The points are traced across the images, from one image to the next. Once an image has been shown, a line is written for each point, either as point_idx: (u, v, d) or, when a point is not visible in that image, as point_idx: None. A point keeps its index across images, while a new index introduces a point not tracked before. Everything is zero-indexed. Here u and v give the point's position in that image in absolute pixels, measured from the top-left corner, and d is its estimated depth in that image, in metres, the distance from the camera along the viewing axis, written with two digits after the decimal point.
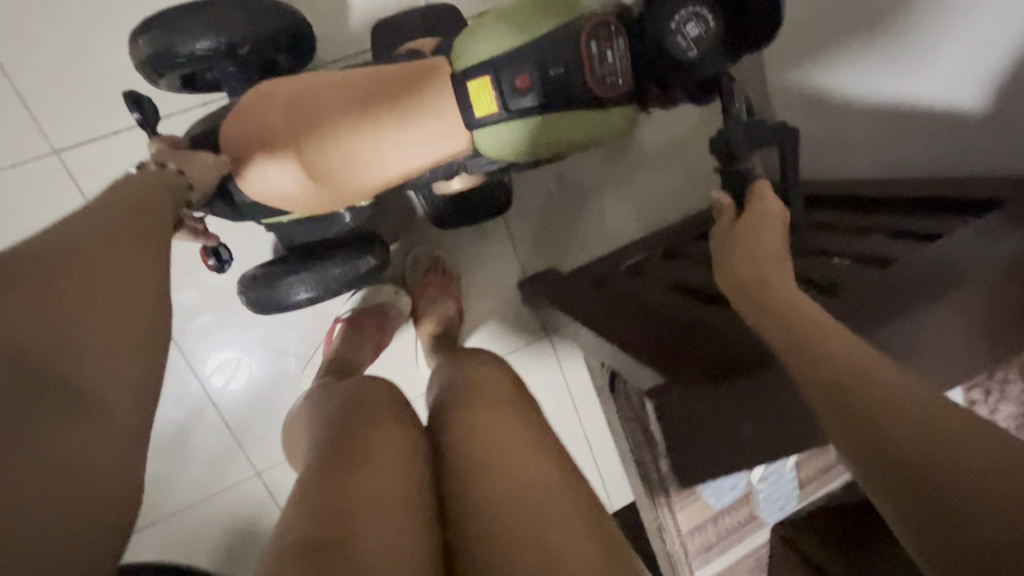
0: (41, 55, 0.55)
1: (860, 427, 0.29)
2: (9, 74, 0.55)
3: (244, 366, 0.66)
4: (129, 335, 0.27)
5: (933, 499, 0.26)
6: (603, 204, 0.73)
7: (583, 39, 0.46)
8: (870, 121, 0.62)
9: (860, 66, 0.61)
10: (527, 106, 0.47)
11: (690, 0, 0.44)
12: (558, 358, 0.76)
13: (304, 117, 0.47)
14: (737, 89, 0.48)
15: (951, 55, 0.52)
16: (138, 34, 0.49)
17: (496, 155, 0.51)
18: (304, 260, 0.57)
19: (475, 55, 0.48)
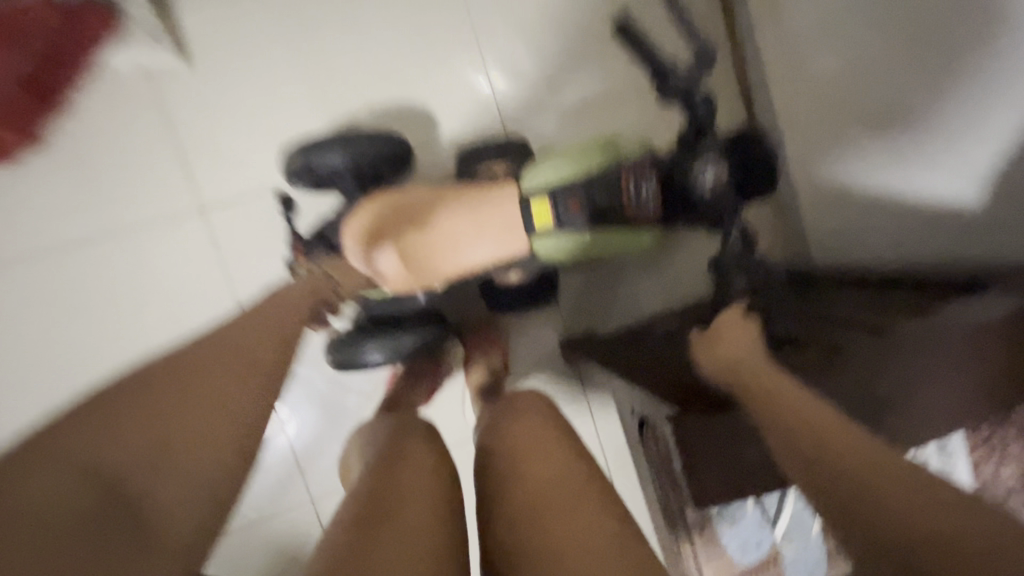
0: (220, 166, 0.78)
1: (817, 452, 0.34)
2: (196, 179, 0.78)
3: (311, 402, 0.81)
4: (224, 427, 0.40)
5: (871, 513, 0.30)
6: (635, 285, 0.83)
7: (624, 175, 0.57)
8: (893, 211, 0.70)
9: (877, 166, 0.71)
10: (576, 221, 0.59)
11: (712, 154, 0.52)
12: (596, 424, 0.84)
13: (406, 224, 0.62)
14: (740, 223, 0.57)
15: (953, 154, 0.60)
16: (294, 153, 0.70)
17: (546, 255, 0.63)
18: (379, 329, 0.71)
19: (542, 180, 0.61)
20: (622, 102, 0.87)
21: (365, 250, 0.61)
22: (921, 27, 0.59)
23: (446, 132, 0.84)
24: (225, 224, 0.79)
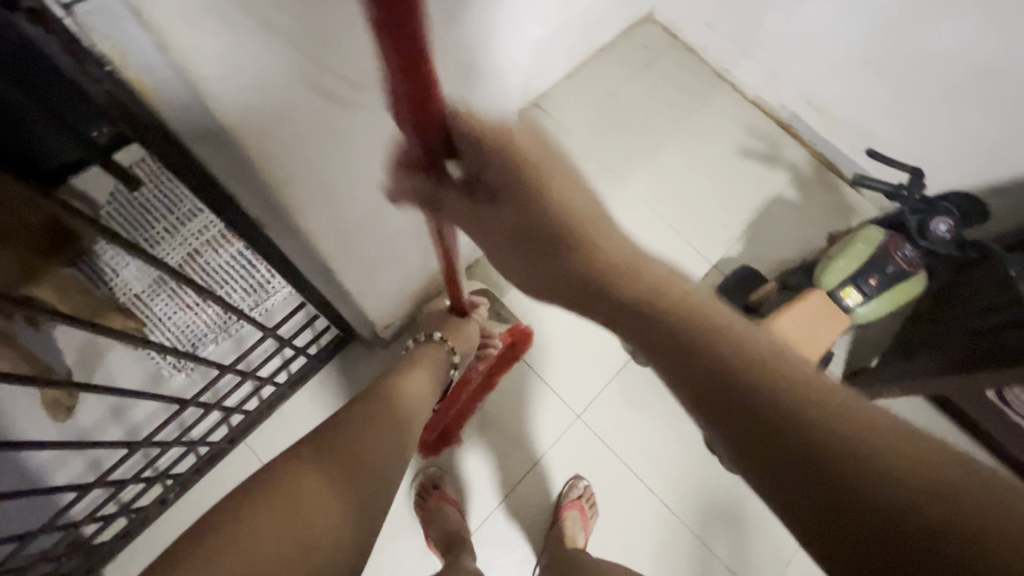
0: (578, 381, 1.10)
1: (716, 374, 0.47)
2: (569, 403, 1.09)
3: (743, 542, 1.04)
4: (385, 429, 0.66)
5: (802, 463, 0.42)
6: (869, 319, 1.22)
7: (891, 250, 0.91)
8: (900, 117, 1.17)
9: (805, 59, 1.26)
10: (875, 289, 0.91)
11: (939, 216, 0.87)
12: None
13: (785, 338, 0.89)
14: (954, 226, 0.87)
15: (865, 42, 1.12)
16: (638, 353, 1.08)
17: (869, 314, 0.92)
18: None
19: (832, 274, 0.94)
20: (763, 223, 1.31)
21: None
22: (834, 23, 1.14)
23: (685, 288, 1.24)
24: (596, 418, 1.08)
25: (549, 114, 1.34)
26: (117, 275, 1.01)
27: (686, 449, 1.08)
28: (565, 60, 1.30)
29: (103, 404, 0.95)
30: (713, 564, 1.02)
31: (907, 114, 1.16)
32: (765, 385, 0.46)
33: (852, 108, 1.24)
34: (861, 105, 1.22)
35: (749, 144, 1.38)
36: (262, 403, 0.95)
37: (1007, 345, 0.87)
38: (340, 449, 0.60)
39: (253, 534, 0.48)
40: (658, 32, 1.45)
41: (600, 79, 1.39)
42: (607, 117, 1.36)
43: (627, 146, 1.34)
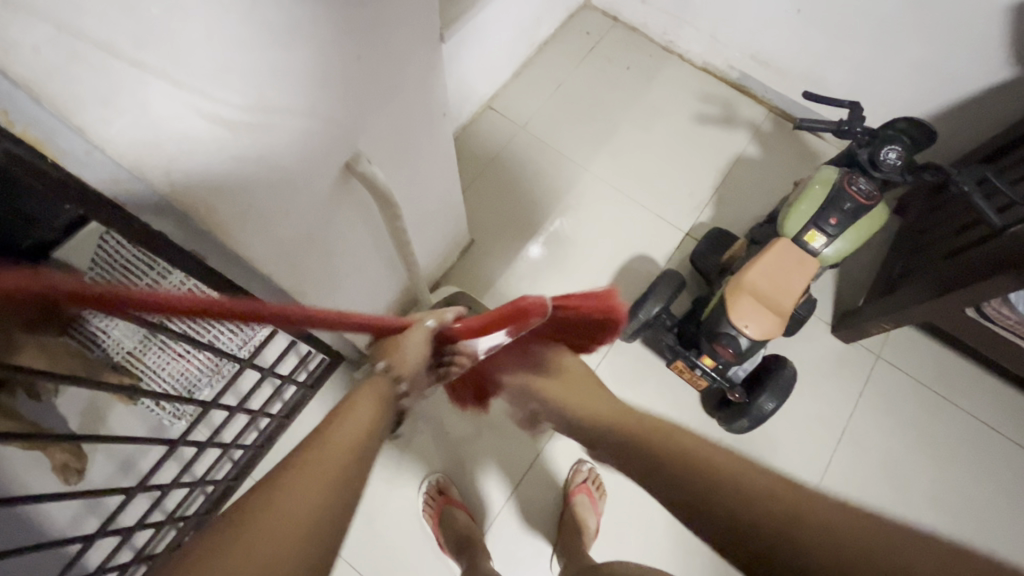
0: None
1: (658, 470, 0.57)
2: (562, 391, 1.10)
3: None
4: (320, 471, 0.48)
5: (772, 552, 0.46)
6: (848, 261, 1.22)
7: (847, 186, 0.92)
8: (844, 57, 1.18)
9: (744, 18, 1.27)
10: (837, 228, 0.91)
11: (884, 146, 0.90)
12: (887, 359, 1.16)
13: (757, 290, 0.90)
14: (901, 153, 0.89)
15: None
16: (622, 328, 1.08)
17: (834, 253, 0.93)
18: (751, 385, 1.01)
19: (794, 220, 0.94)
20: (729, 185, 1.32)
21: (745, 321, 0.89)
22: None
23: (662, 261, 1.26)
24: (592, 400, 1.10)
25: (502, 114, 1.36)
26: (108, 336, 1.05)
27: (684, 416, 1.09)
28: (509, 58, 1.32)
29: (112, 461, 0.98)
30: None
31: (849, 54, 1.17)
32: (716, 482, 0.52)
33: (797, 58, 1.25)
34: (805, 52, 1.23)
35: (704, 110, 1.39)
36: (261, 436, 0.97)
37: (984, 258, 0.86)
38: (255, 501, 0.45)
39: (274, 504, 0.44)
40: (599, 16, 1.48)
41: (547, 71, 1.41)
42: (560, 107, 1.38)
43: (584, 132, 1.36)
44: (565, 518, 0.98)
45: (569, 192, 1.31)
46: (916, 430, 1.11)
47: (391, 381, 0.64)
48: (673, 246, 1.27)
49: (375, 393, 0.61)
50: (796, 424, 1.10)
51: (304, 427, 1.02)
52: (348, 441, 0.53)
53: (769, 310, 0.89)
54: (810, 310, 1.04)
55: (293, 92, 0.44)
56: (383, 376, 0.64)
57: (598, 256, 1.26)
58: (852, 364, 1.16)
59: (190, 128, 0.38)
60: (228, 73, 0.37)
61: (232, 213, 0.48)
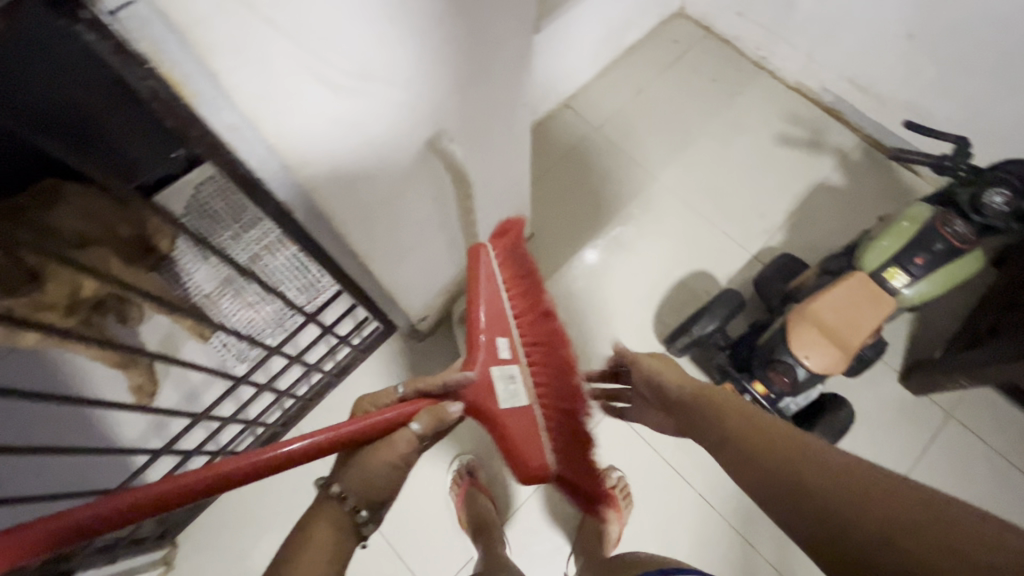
0: None
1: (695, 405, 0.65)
2: None
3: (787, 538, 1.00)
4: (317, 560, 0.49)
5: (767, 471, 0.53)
6: (929, 308, 1.14)
7: (940, 227, 0.86)
8: (955, 92, 1.10)
9: (845, 41, 1.21)
10: (922, 269, 0.86)
11: (992, 188, 0.80)
12: (958, 418, 1.07)
13: (825, 322, 0.86)
14: (1010, 199, 0.80)
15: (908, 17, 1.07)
16: (672, 341, 1.06)
17: (914, 296, 0.88)
18: (800, 419, 0.97)
19: (873, 256, 0.89)
20: (806, 211, 1.26)
21: (806, 352, 0.85)
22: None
23: (722, 280, 1.22)
24: None
25: (579, 113, 1.36)
26: (191, 277, 1.14)
27: None
28: (594, 58, 1.32)
29: (179, 390, 1.07)
30: (753, 560, 0.99)
31: (960, 89, 1.09)
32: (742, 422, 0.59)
33: (900, 87, 1.18)
34: (910, 82, 1.15)
35: (789, 132, 1.34)
36: (311, 390, 1.03)
37: None
38: None
39: None
40: (691, 25, 1.45)
41: (630, 75, 1.40)
42: (639, 112, 1.37)
43: (659, 140, 1.34)
44: (588, 520, 0.97)
45: (636, 198, 1.29)
46: (981, 497, 1.02)
47: (343, 502, 0.53)
48: (737, 267, 1.23)
49: (324, 520, 0.52)
50: None
51: (351, 389, 1.07)
52: (313, 560, 0.49)
53: (834, 344, 0.84)
54: (878, 352, 0.98)
55: (394, 63, 0.46)
56: (334, 499, 0.53)
57: (658, 267, 1.24)
58: (918, 416, 1.08)
59: (304, 90, 0.42)
60: (341, 36, 0.40)
61: (320, 168, 0.51)
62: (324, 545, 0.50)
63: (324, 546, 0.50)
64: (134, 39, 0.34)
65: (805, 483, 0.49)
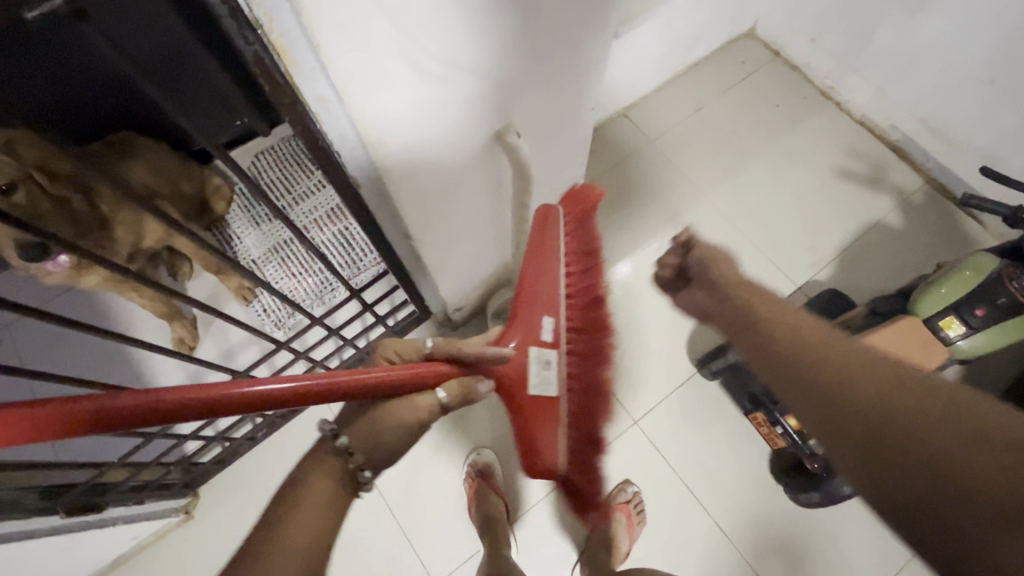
0: (639, 388, 1.10)
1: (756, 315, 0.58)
2: (628, 410, 1.09)
3: None
4: (321, 506, 0.50)
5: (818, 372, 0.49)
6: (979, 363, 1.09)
7: (1005, 280, 0.82)
8: None
9: (920, 80, 1.17)
10: (980, 321, 0.83)
11: None
12: None
13: None
14: None
15: (992, 62, 1.03)
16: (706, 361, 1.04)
17: (968, 349, 0.84)
18: None
19: (929, 304, 0.86)
20: (858, 248, 1.23)
21: None
22: (958, 39, 1.06)
23: None
24: (655, 426, 1.07)
25: (634, 125, 1.36)
26: (241, 242, 1.18)
27: (747, 471, 1.03)
28: (656, 71, 1.31)
29: (217, 348, 1.11)
30: None
31: None
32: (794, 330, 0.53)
33: (974, 133, 1.14)
34: (986, 129, 1.11)
35: (849, 166, 1.30)
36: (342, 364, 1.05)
37: None
38: (255, 536, 0.47)
39: (274, 538, 0.46)
40: (759, 47, 1.42)
41: (690, 91, 1.39)
42: (695, 129, 1.35)
43: (713, 159, 1.33)
44: (599, 532, 0.97)
45: (683, 215, 1.28)
46: None
47: (351, 454, 0.54)
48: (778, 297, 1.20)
49: (323, 475, 0.52)
50: (869, 517, 1.01)
51: None
52: (314, 508, 0.50)
53: None
54: None
55: (479, 52, 0.47)
56: (341, 450, 0.54)
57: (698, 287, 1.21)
58: None
59: (392, 71, 0.43)
60: (436, 22, 0.41)
61: (393, 149, 0.52)
62: (326, 494, 0.51)
63: (319, 501, 0.50)
64: (251, 5, 0.35)
65: (834, 377, 0.47)
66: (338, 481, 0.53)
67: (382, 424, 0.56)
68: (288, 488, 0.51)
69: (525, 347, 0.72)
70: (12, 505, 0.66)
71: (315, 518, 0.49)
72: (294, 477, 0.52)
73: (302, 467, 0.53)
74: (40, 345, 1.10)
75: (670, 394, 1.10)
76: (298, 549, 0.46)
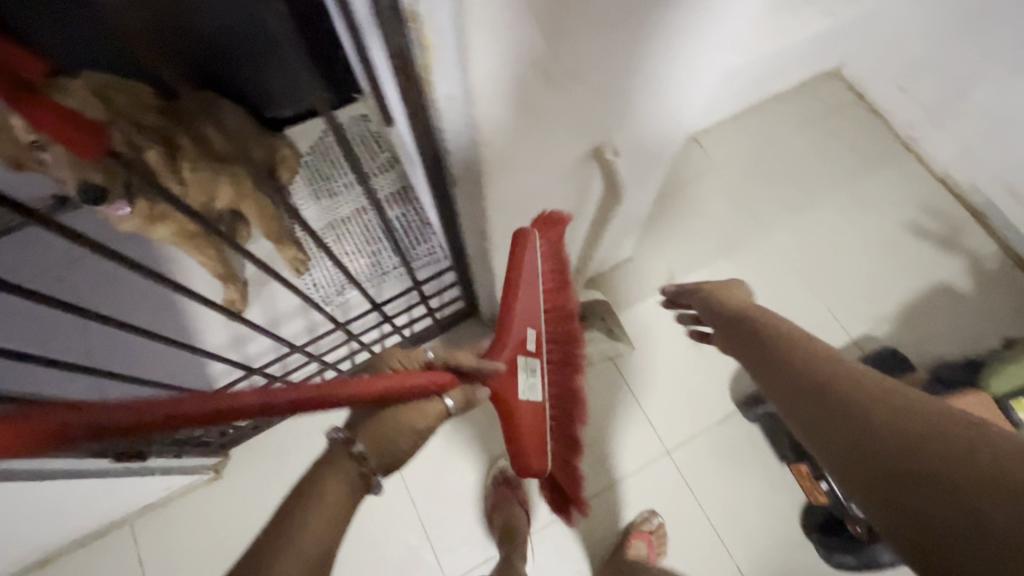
0: (675, 418, 1.09)
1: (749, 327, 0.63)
2: (662, 439, 1.07)
3: None
4: (335, 512, 0.48)
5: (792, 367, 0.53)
6: None
7: None
8: None
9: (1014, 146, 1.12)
10: None
11: None
12: None
13: None
14: None
15: None
16: (752, 405, 1.03)
17: None
18: None
19: (1000, 381, 0.83)
20: (919, 309, 1.18)
21: None
22: None
23: None
24: (686, 458, 1.05)
25: (702, 149, 1.34)
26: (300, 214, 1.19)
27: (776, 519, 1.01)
28: (734, 99, 1.29)
29: (264, 314, 1.13)
30: None
31: None
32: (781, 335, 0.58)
33: None
34: None
35: (921, 223, 1.25)
36: (384, 349, 1.06)
37: None
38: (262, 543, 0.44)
39: (284, 545, 0.44)
40: (843, 88, 1.38)
41: (765, 123, 1.36)
42: (765, 163, 1.32)
43: (780, 196, 1.29)
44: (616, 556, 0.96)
45: (741, 248, 1.25)
46: None
47: (361, 459, 0.52)
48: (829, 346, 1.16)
49: (338, 476, 0.50)
50: None
51: None
52: (326, 512, 0.47)
53: None
54: None
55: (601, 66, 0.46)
56: (350, 455, 0.52)
57: None
58: None
59: (517, 71, 0.42)
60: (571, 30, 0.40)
61: (497, 152, 0.51)
62: (338, 499, 0.49)
63: (333, 505, 0.48)
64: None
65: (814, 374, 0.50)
66: (349, 486, 0.51)
67: (390, 431, 0.54)
68: (295, 494, 0.48)
69: (508, 351, 0.66)
70: None
71: (329, 524, 0.47)
72: (299, 482, 0.50)
73: (308, 472, 0.50)
74: (97, 286, 1.13)
75: (706, 429, 1.07)
76: (311, 557, 0.44)
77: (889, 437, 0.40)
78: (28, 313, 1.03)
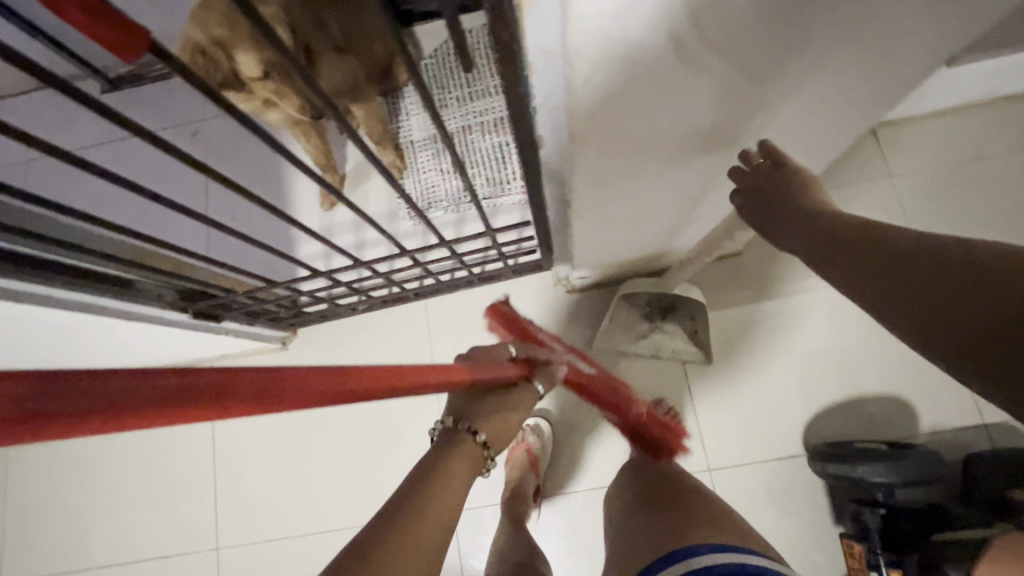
0: (731, 441, 0.99)
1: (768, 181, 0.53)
2: (708, 457, 0.99)
3: None
4: (453, 501, 0.45)
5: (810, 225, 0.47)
6: None
7: None
8: None
9: None
10: None
11: None
12: None
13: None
14: None
15: None
16: (815, 457, 0.92)
17: None
18: None
19: None
20: None
21: None
22: None
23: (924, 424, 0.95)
24: (725, 482, 0.97)
25: (877, 144, 1.08)
26: (407, 118, 1.16)
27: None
28: (948, 89, 1.00)
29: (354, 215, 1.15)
30: None
31: None
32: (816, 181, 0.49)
33: None
34: None
35: None
36: (452, 280, 1.05)
37: None
38: (395, 537, 0.40)
39: (408, 535, 0.40)
40: None
41: (975, 128, 1.06)
42: (954, 178, 1.05)
43: (958, 225, 1.03)
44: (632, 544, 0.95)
45: None
46: None
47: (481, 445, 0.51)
48: None
49: (464, 460, 0.49)
50: None
51: (482, 296, 1.07)
52: (446, 498, 0.45)
53: None
54: None
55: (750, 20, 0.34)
56: (462, 439, 0.50)
57: (857, 366, 0.98)
58: None
59: (638, 21, 0.32)
60: None
61: (598, 112, 0.42)
62: (459, 485, 0.47)
63: (453, 485, 0.46)
64: None
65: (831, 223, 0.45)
66: (462, 475, 0.48)
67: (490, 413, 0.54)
68: (410, 487, 0.45)
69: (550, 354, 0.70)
70: (150, 294, 0.76)
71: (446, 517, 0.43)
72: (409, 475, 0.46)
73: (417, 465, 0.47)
74: (222, 148, 1.18)
75: (758, 460, 0.97)
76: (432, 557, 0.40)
77: (921, 282, 0.36)
78: (159, 162, 1.12)
